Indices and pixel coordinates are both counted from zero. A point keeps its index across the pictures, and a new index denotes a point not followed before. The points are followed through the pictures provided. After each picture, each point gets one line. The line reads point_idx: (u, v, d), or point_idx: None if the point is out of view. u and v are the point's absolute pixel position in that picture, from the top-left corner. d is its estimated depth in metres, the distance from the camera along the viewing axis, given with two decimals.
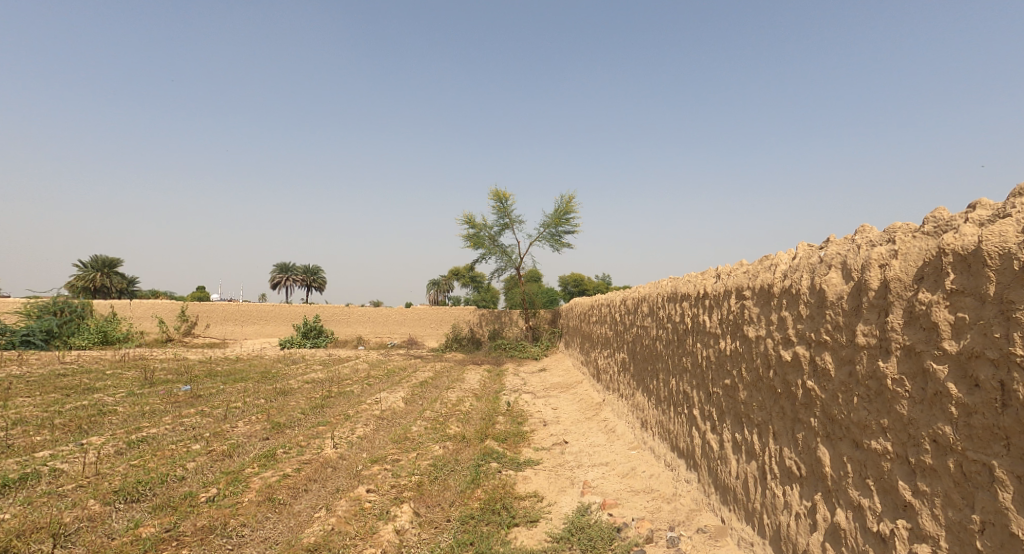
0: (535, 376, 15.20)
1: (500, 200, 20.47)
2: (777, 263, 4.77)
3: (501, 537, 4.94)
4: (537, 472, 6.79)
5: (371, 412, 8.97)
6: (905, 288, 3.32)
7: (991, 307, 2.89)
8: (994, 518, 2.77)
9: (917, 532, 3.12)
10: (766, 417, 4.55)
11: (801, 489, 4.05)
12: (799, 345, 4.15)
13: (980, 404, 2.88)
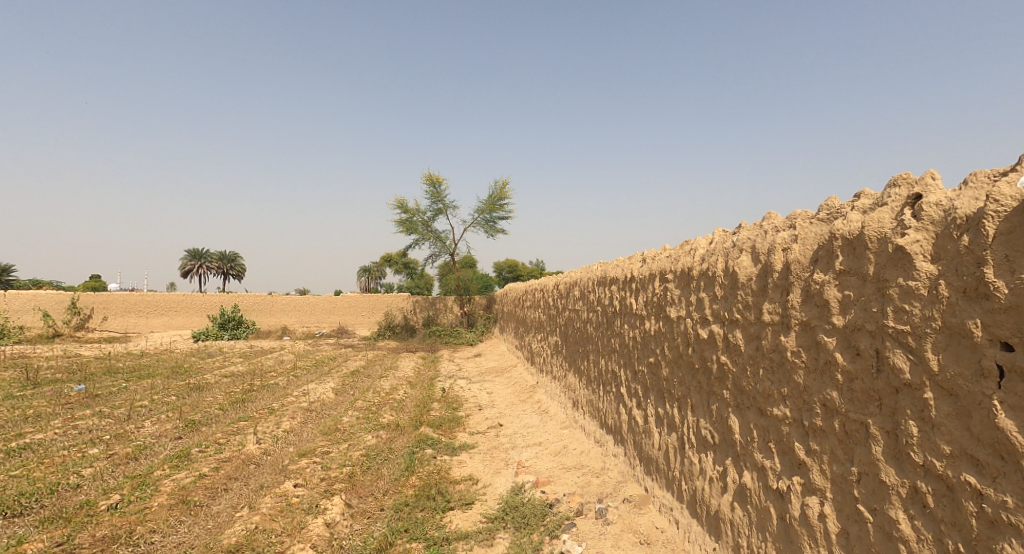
0: (471, 361, 15.47)
1: (433, 185, 20.35)
2: (696, 248, 5.19)
3: (436, 522, 5.16)
4: (472, 456, 7.03)
5: (298, 404, 8.91)
6: (803, 270, 3.75)
7: (870, 285, 3.28)
8: (867, 469, 3.22)
9: (809, 486, 3.57)
10: (686, 391, 4.97)
11: (714, 455, 4.49)
12: (715, 324, 4.56)
13: (860, 370, 3.29)
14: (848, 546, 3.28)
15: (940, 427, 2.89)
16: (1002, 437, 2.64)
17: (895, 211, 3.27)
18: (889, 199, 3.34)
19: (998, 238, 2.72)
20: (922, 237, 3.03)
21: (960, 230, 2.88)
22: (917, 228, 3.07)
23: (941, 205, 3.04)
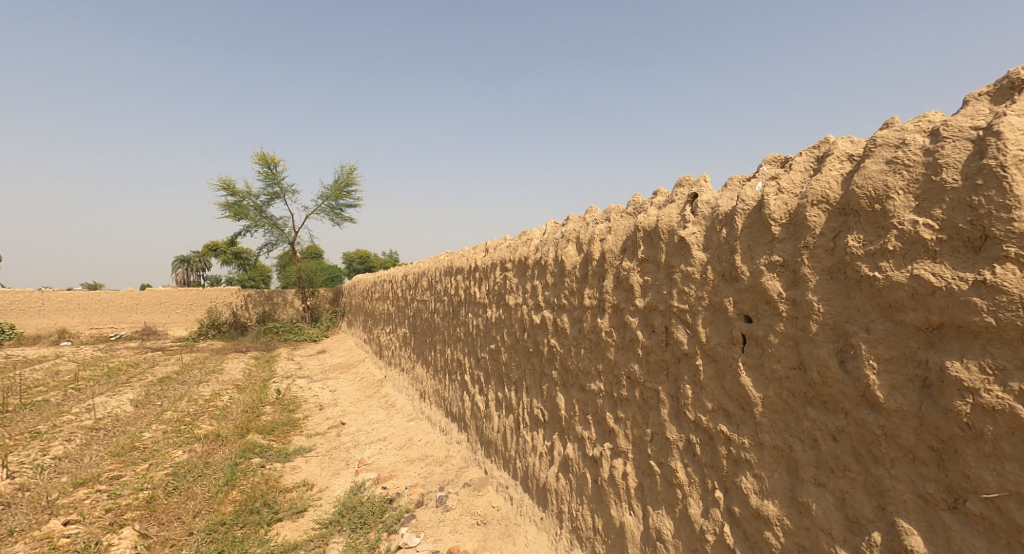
0: (313, 359, 14.80)
1: (267, 165, 18.97)
2: (531, 238, 5.58)
3: (260, 537, 4.95)
4: (309, 460, 6.83)
5: (78, 424, 7.77)
6: (615, 258, 4.18)
7: (661, 272, 3.64)
8: (657, 429, 3.59)
9: (616, 449, 3.95)
10: (521, 374, 5.33)
11: (544, 431, 4.90)
12: (547, 309, 4.95)
13: (654, 345, 3.65)
14: (642, 497, 3.68)
15: (705, 387, 3.23)
16: (743, 391, 2.98)
17: (680, 210, 3.65)
18: (676, 199, 3.76)
19: (744, 232, 3.05)
20: (696, 229, 3.35)
21: (722, 224, 3.20)
22: (694, 222, 3.40)
23: (711, 202, 3.40)
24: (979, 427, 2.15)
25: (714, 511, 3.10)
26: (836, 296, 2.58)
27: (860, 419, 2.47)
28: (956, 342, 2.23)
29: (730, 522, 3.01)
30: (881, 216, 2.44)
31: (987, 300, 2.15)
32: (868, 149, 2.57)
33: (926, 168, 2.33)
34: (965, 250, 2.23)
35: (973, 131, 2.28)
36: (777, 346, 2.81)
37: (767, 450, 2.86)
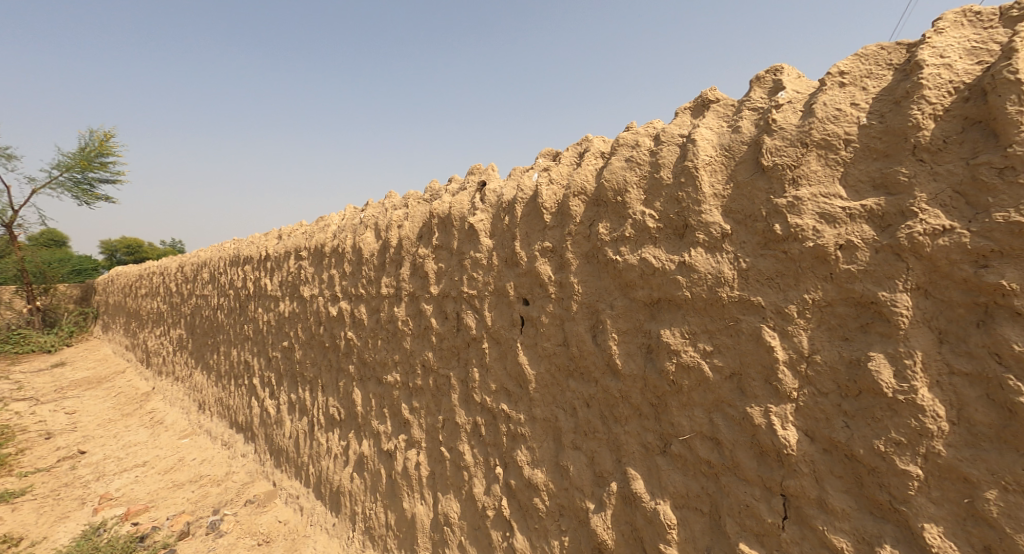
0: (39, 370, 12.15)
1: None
2: (329, 224, 5.34)
3: None
4: (17, 507, 5.61)
5: None
6: (412, 244, 4.03)
7: (455, 258, 3.52)
8: (448, 416, 3.62)
9: (410, 440, 3.91)
10: (317, 372, 5.04)
11: (339, 431, 4.69)
12: (344, 300, 4.71)
13: (447, 332, 3.58)
14: (433, 485, 3.73)
15: (489, 370, 3.30)
16: (520, 370, 3.12)
17: (471, 196, 3.57)
18: (467, 185, 3.68)
19: (523, 219, 3.13)
20: (484, 216, 3.34)
21: (506, 212, 3.25)
22: (483, 209, 3.40)
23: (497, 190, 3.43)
24: (679, 382, 2.62)
25: (495, 487, 3.31)
26: (591, 278, 2.87)
27: (606, 385, 2.83)
28: (669, 313, 2.67)
29: (507, 495, 3.25)
30: (621, 207, 2.79)
31: (686, 277, 2.60)
32: (612, 148, 2.94)
33: (650, 167, 2.75)
34: (674, 237, 2.66)
35: (681, 137, 2.72)
36: (547, 326, 3.00)
37: (538, 423, 3.09)
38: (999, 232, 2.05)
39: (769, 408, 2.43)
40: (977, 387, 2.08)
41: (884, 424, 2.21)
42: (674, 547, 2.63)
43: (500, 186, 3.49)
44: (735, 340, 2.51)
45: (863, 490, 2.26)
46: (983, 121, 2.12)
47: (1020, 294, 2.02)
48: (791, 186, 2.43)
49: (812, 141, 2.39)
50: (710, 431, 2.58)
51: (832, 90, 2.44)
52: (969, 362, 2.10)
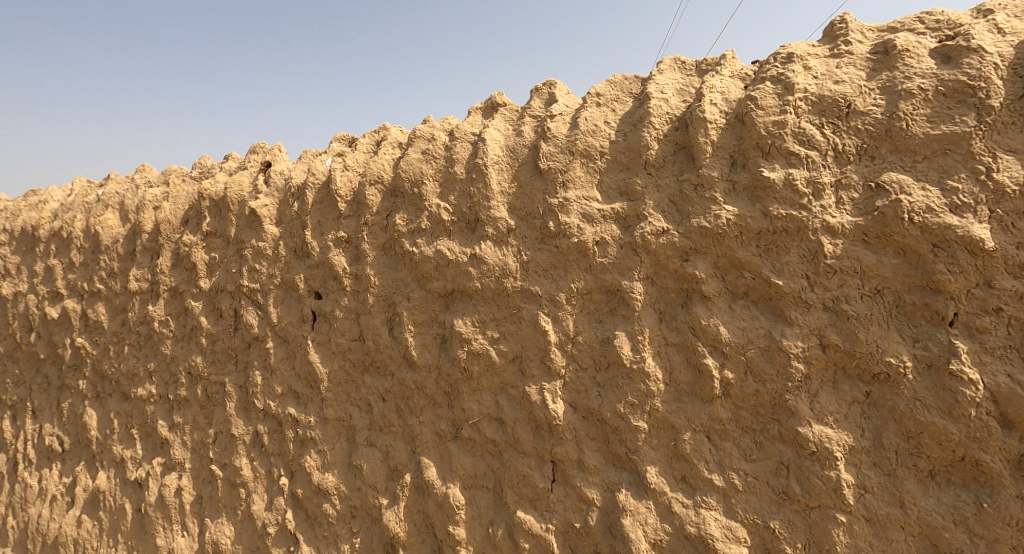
0: None
1: None
2: (46, 201, 4.03)
3: None
4: None
5: None
6: (174, 231, 3.40)
7: (230, 248, 3.16)
8: (222, 428, 3.19)
9: (169, 464, 3.31)
10: (23, 393, 3.81)
11: (61, 465, 3.63)
12: (70, 298, 3.64)
13: (221, 331, 3.19)
14: (200, 511, 3.23)
15: (274, 371, 3.05)
16: (311, 368, 2.97)
17: (253, 177, 3.26)
18: (247, 166, 3.31)
19: (314, 207, 2.99)
20: (269, 201, 3.10)
21: (295, 198, 3.06)
22: (267, 193, 3.14)
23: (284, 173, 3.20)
24: (470, 369, 2.74)
25: (278, 500, 3.05)
26: (387, 270, 2.87)
27: (402, 377, 2.84)
28: (461, 303, 2.78)
29: (293, 506, 3.04)
30: (417, 199, 2.83)
31: (476, 268, 2.73)
32: (409, 139, 2.96)
33: (445, 161, 2.83)
34: (466, 230, 2.78)
35: (472, 135, 2.85)
36: (341, 320, 2.91)
37: (330, 423, 2.96)
38: (694, 234, 2.54)
39: (543, 386, 2.67)
40: (681, 354, 2.59)
41: (621, 389, 2.61)
42: (462, 526, 2.75)
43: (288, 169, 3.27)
44: (517, 326, 2.70)
45: (609, 446, 2.64)
46: (685, 147, 2.62)
47: (704, 281, 2.54)
48: (560, 188, 2.67)
49: (577, 149, 2.67)
50: (495, 412, 2.74)
51: (590, 108, 2.77)
52: (676, 335, 2.59)
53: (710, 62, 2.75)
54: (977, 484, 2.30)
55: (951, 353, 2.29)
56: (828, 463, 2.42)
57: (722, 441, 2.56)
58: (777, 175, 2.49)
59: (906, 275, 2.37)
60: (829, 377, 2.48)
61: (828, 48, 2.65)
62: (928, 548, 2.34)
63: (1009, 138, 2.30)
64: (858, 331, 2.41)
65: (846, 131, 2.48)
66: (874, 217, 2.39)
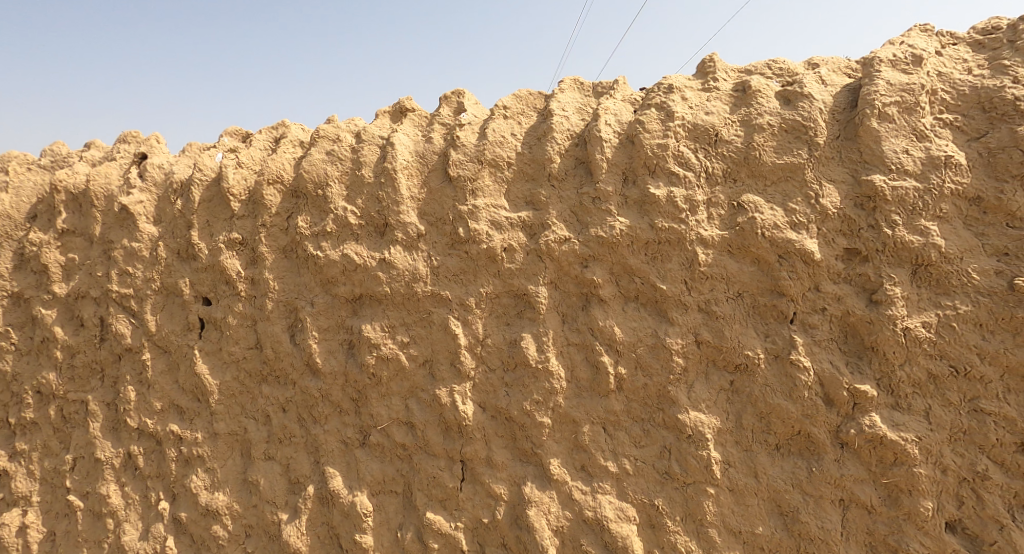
0: None
1: None
2: None
3: None
4: None
5: None
6: (16, 228, 2.95)
7: (95, 248, 2.85)
8: (83, 452, 2.85)
9: (9, 499, 2.88)
10: None
11: None
12: None
13: (82, 343, 2.85)
14: (52, 550, 2.83)
15: (152, 385, 2.81)
16: (198, 381, 2.77)
17: (123, 169, 2.97)
18: (117, 157, 3.02)
19: (201, 205, 2.80)
20: (144, 197, 2.84)
21: (177, 194, 2.84)
22: (142, 188, 2.88)
23: (163, 167, 2.95)
24: (379, 374, 2.71)
25: (156, 527, 2.79)
26: (289, 274, 2.76)
27: (304, 386, 2.74)
28: (370, 308, 2.74)
29: (175, 532, 2.79)
30: (321, 201, 2.75)
31: (385, 273, 2.70)
32: (312, 138, 2.88)
33: (351, 164, 2.79)
34: (374, 234, 2.75)
35: (380, 138, 2.84)
36: (235, 328, 2.76)
37: (221, 439, 2.79)
38: (592, 243, 2.68)
39: (453, 388, 2.70)
40: (581, 353, 2.70)
41: (527, 388, 2.68)
42: (370, 533, 2.71)
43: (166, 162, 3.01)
44: (427, 331, 2.72)
45: (516, 443, 2.71)
46: (584, 162, 2.78)
47: (602, 286, 2.68)
48: (470, 196, 2.73)
49: (486, 159, 2.75)
50: (405, 416, 2.74)
51: (497, 120, 2.87)
52: (577, 335, 2.70)
53: (605, 85, 2.99)
54: (808, 451, 2.62)
55: (791, 346, 2.61)
56: (700, 443, 2.63)
57: (615, 430, 2.69)
58: (661, 192, 2.67)
59: (761, 282, 2.66)
60: (703, 370, 2.68)
61: (700, 83, 2.92)
62: (774, 510, 2.63)
63: (830, 171, 2.69)
64: (724, 330, 2.65)
65: (713, 156, 2.73)
66: (737, 231, 2.65)
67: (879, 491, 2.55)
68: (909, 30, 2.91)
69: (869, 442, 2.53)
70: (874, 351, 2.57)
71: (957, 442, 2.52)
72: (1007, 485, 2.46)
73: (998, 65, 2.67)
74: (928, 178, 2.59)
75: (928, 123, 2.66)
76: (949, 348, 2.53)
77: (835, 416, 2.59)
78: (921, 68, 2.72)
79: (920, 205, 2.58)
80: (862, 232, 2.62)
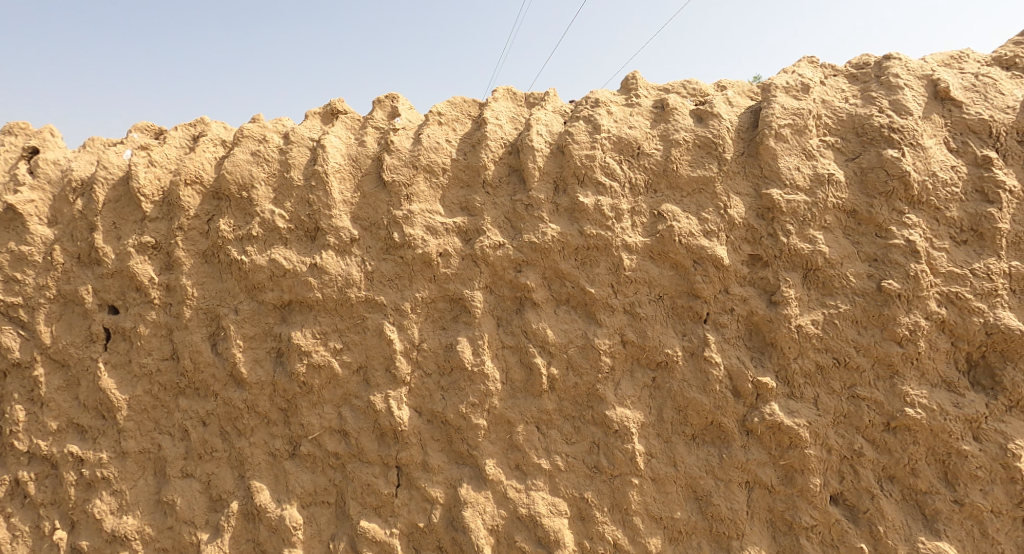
0: None
1: None
2: None
3: None
4: None
5: None
6: None
7: None
8: None
9: None
10: None
11: None
12: None
13: None
14: None
15: (47, 402, 2.66)
16: (103, 396, 2.63)
17: (10, 164, 2.84)
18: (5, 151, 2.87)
19: (107, 206, 2.71)
20: (36, 196, 2.72)
21: (76, 193, 2.74)
22: (33, 185, 2.75)
23: (59, 163, 2.85)
24: (310, 382, 2.66)
25: None
26: (209, 280, 2.69)
27: (228, 397, 2.66)
28: (300, 315, 2.70)
29: None
30: (246, 203, 2.72)
31: (317, 279, 2.67)
32: (235, 138, 2.84)
33: (279, 166, 2.77)
34: (305, 238, 2.72)
35: (311, 140, 2.85)
36: (147, 338, 2.66)
37: (131, 458, 2.64)
38: (526, 248, 2.77)
39: (388, 394, 2.69)
40: (516, 355, 2.79)
41: (463, 391, 2.72)
42: (299, 547, 2.62)
43: (63, 157, 2.91)
44: (361, 336, 2.71)
45: (452, 446, 2.74)
46: (517, 170, 2.88)
47: (535, 290, 2.79)
48: (405, 202, 2.76)
49: (420, 164, 2.80)
50: (338, 424, 2.70)
51: (432, 126, 2.94)
52: (511, 338, 2.79)
53: (536, 96, 3.14)
54: (719, 440, 2.85)
55: (705, 344, 2.84)
56: (626, 437, 2.79)
57: (548, 429, 2.80)
58: (590, 201, 2.82)
59: (679, 285, 2.88)
60: (628, 368, 2.87)
61: (624, 98, 3.15)
62: (691, 496, 2.83)
63: (736, 185, 2.96)
64: (647, 330, 2.84)
65: (636, 167, 2.93)
66: (658, 238, 2.85)
67: (777, 472, 2.81)
68: (799, 61, 3.28)
69: (770, 429, 2.79)
70: (773, 346, 2.85)
71: (840, 424, 2.81)
72: (878, 460, 2.79)
73: (868, 96, 3.07)
74: (815, 192, 2.91)
75: (814, 144, 2.99)
76: (833, 343, 2.83)
77: (741, 406, 2.83)
78: (808, 95, 3.08)
79: (809, 216, 2.88)
80: (763, 240, 2.89)
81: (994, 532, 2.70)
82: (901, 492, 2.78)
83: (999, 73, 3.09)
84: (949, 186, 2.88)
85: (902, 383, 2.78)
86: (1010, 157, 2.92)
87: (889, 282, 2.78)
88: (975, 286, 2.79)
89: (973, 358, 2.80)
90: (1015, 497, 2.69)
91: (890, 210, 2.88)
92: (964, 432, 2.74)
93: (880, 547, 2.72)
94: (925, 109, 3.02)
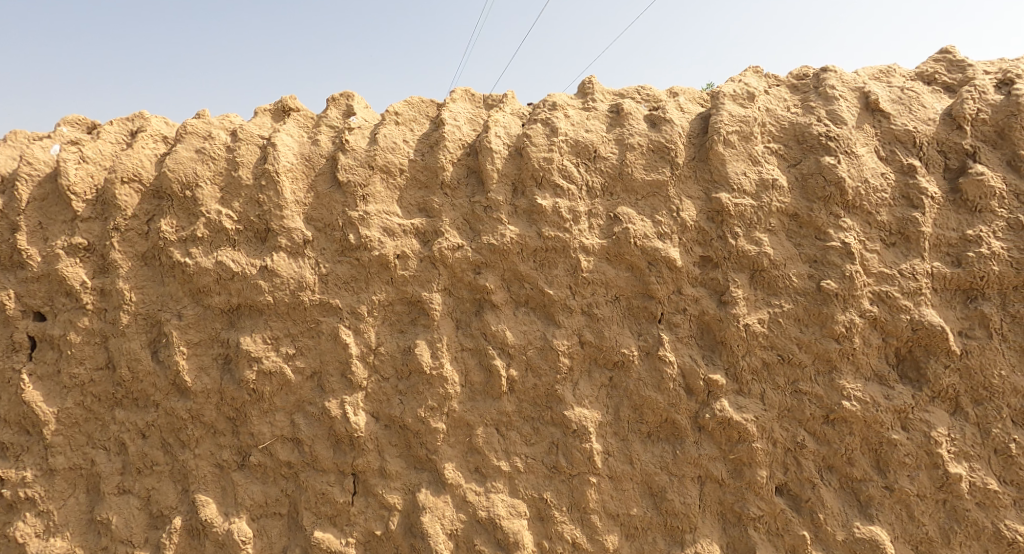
0: None
1: None
2: None
3: None
4: None
5: None
6: None
7: None
8: None
9: None
10: None
11: None
12: None
13: None
14: None
15: None
16: (27, 409, 2.45)
17: None
18: None
19: (32, 205, 2.53)
20: None
21: None
22: None
23: None
24: (261, 390, 2.55)
25: None
26: (149, 283, 2.54)
27: (170, 407, 2.52)
28: (249, 319, 2.59)
29: None
30: (190, 203, 2.58)
31: (267, 282, 2.57)
32: (177, 135, 2.70)
33: (226, 164, 2.65)
34: (254, 240, 2.61)
35: (260, 138, 2.73)
36: (79, 346, 2.48)
37: (59, 476, 2.46)
38: (484, 250, 2.76)
39: (344, 399, 2.61)
40: (475, 357, 2.77)
41: (422, 395, 2.68)
42: None
43: None
44: (316, 341, 2.62)
45: (409, 450, 2.69)
46: (475, 171, 2.87)
47: (494, 292, 2.78)
48: (360, 203, 2.69)
49: (376, 165, 2.74)
50: (290, 432, 2.60)
51: (388, 125, 2.88)
52: (470, 340, 2.77)
53: (494, 98, 3.13)
54: (672, 436, 2.93)
55: (659, 343, 2.91)
56: (584, 436, 2.81)
57: (507, 430, 2.80)
58: (548, 203, 2.84)
59: (634, 286, 2.93)
60: (586, 368, 2.90)
61: (580, 102, 3.19)
62: (646, 492, 2.88)
63: (687, 188, 3.04)
64: (603, 330, 2.88)
65: (592, 170, 2.97)
66: (613, 240, 2.90)
67: (727, 466, 2.91)
68: (744, 71, 3.41)
69: (720, 425, 2.88)
70: (723, 345, 2.95)
71: (784, 418, 2.94)
72: (818, 451, 2.93)
73: (807, 106, 3.23)
74: (760, 197, 3.03)
75: (759, 151, 3.11)
76: (778, 340, 2.95)
77: (694, 403, 2.91)
78: (753, 103, 3.21)
79: (755, 219, 3.00)
80: (713, 241, 2.99)
81: (921, 515, 2.88)
82: (839, 481, 2.93)
83: (921, 87, 3.32)
84: (879, 192, 3.07)
85: (839, 378, 2.93)
86: (932, 165, 3.13)
87: (828, 282, 2.94)
88: (903, 286, 2.97)
89: (902, 353, 2.99)
90: (938, 482, 2.88)
91: (828, 213, 3.03)
92: (894, 422, 2.91)
93: (821, 534, 2.86)
94: (858, 119, 3.21)
